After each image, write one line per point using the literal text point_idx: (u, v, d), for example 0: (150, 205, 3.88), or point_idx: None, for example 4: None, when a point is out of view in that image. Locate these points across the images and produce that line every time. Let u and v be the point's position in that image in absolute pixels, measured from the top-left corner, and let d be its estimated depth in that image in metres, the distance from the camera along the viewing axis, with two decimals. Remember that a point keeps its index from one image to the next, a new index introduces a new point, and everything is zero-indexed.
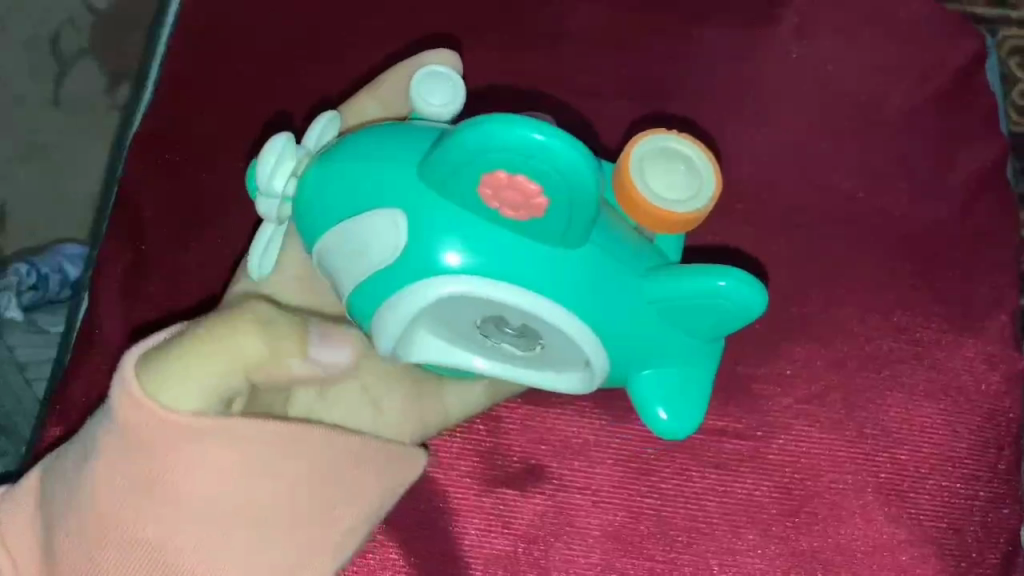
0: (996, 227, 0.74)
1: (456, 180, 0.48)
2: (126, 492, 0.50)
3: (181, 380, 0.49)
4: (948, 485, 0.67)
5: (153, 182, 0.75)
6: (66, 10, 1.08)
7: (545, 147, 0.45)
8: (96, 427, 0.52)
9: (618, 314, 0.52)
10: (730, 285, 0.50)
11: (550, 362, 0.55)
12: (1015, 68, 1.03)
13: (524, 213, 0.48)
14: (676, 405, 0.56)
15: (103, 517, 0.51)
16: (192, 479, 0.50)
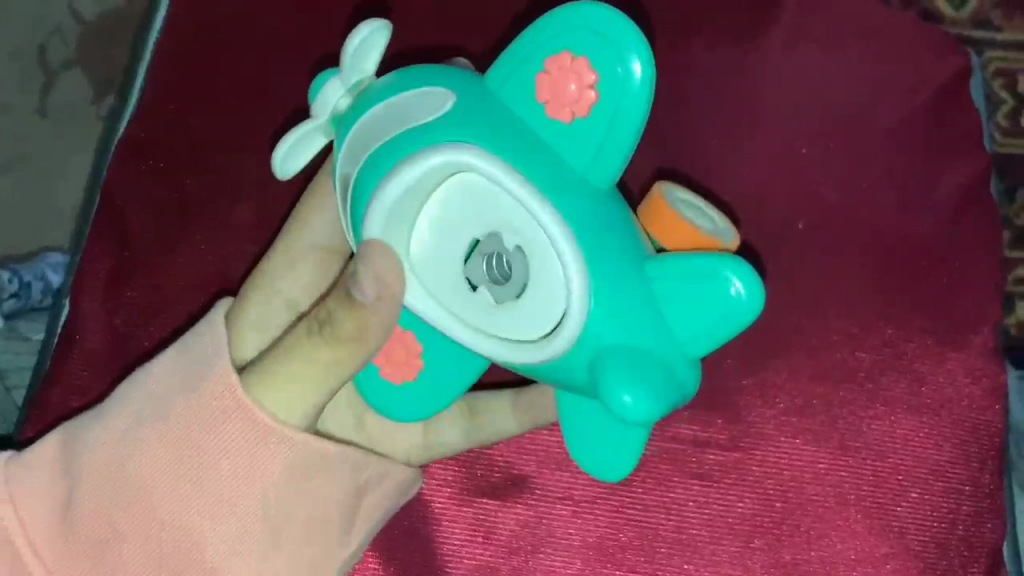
0: (981, 241, 0.75)
1: (522, 75, 0.47)
2: (174, 456, 0.46)
3: (276, 379, 0.45)
4: (932, 498, 0.67)
5: (136, 194, 0.76)
6: (55, 21, 1.07)
7: (629, 60, 0.46)
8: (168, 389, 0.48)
9: (619, 255, 0.45)
10: (745, 285, 0.45)
11: (525, 321, 0.46)
12: (999, 88, 1.03)
13: (572, 113, 0.46)
14: (648, 393, 0.43)
15: (138, 483, 0.46)
16: (244, 457, 0.45)
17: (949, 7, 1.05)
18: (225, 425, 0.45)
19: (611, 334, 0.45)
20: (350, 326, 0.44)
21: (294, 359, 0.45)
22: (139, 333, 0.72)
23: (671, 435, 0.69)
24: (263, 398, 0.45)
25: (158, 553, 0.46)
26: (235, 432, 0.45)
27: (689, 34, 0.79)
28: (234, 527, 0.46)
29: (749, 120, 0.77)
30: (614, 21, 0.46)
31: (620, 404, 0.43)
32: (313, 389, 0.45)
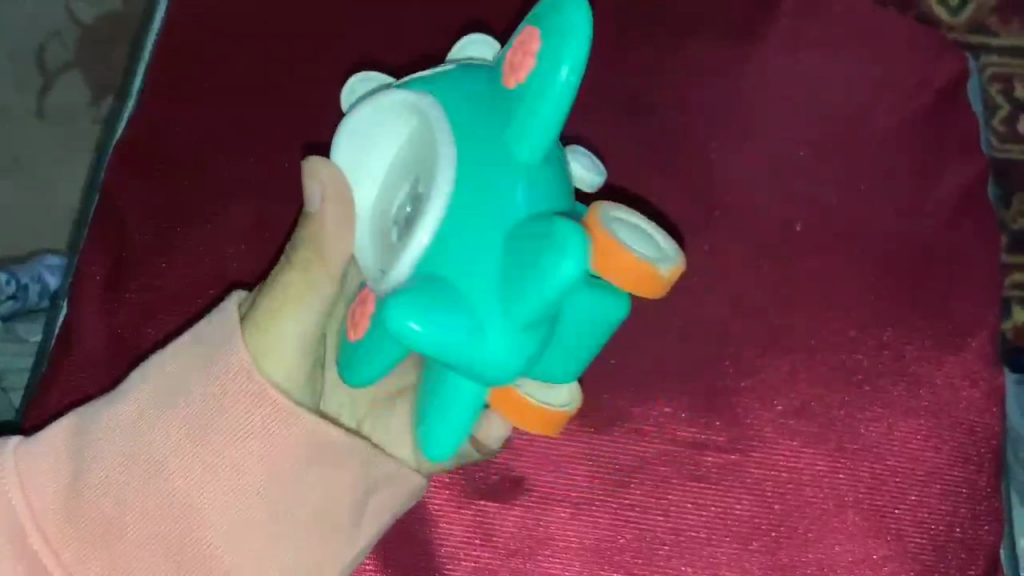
0: (979, 243, 0.75)
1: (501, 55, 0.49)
2: (196, 431, 0.49)
3: (263, 317, 0.51)
4: (930, 500, 0.67)
5: (133, 193, 0.76)
6: (55, 24, 1.08)
7: (563, 61, 0.45)
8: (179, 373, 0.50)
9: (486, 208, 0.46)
10: (573, 266, 0.43)
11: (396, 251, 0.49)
12: (996, 94, 1.04)
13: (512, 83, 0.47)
14: (433, 321, 0.44)
15: (158, 459, 0.49)
16: (265, 434, 0.49)
17: (944, 14, 1.06)
18: (249, 409, 0.49)
19: (448, 270, 0.46)
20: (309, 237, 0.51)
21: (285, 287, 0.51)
22: (136, 333, 0.71)
23: (668, 437, 0.69)
24: (261, 347, 0.50)
25: (172, 529, 0.48)
26: (261, 414, 0.49)
27: (685, 38, 0.80)
28: (245, 503, 0.49)
29: (746, 122, 0.77)
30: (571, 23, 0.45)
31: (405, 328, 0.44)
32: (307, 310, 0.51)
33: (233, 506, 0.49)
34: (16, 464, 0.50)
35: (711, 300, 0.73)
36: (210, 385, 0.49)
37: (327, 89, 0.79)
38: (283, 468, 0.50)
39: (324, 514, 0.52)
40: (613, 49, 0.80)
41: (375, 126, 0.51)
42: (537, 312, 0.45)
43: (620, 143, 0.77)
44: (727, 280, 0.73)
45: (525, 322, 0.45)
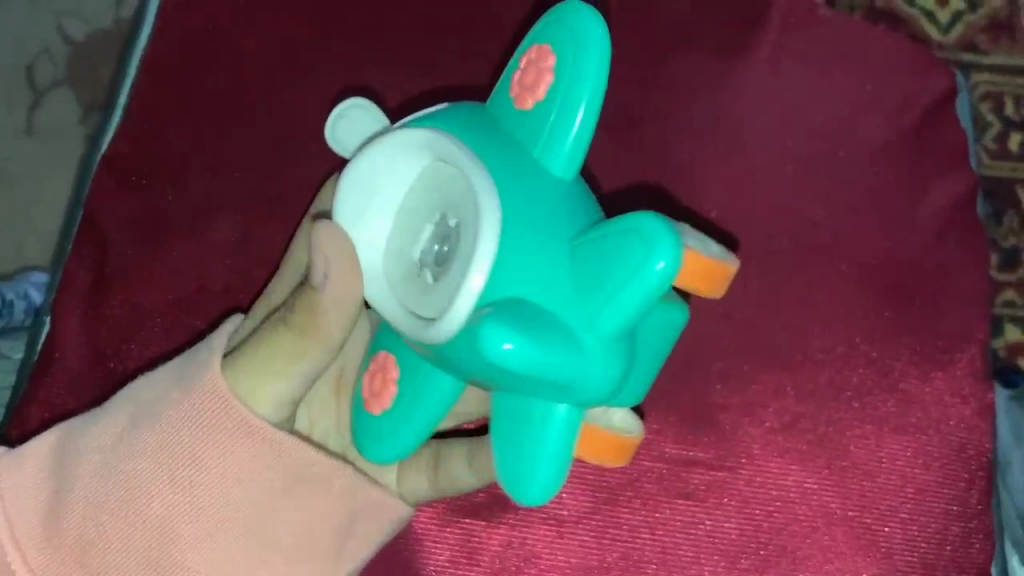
0: (970, 261, 0.75)
1: (507, 77, 0.50)
2: (172, 458, 0.47)
3: (241, 360, 0.48)
4: (919, 518, 0.67)
5: (118, 208, 0.75)
6: (43, 40, 1.07)
7: (585, 81, 0.47)
8: (160, 395, 0.50)
9: (543, 232, 0.46)
10: (662, 264, 0.44)
11: (441, 295, 0.46)
12: (986, 110, 1.03)
13: (534, 100, 0.48)
14: (520, 338, 0.43)
15: (132, 483, 0.47)
16: (243, 458, 0.48)
17: (935, 30, 1.05)
18: (226, 433, 0.47)
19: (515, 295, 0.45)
20: (302, 313, 0.47)
21: (273, 343, 0.48)
22: (122, 353, 0.72)
23: (656, 454, 0.68)
24: (241, 385, 0.48)
25: (142, 557, 0.47)
26: (238, 438, 0.47)
27: (676, 50, 0.79)
28: (217, 531, 0.47)
29: (736, 137, 0.77)
30: (589, 30, 0.48)
31: (494, 347, 0.42)
32: (282, 380, 0.48)
33: (204, 534, 0.47)
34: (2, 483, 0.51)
35: (700, 315, 0.72)
36: (180, 406, 0.48)
37: (313, 105, 0.78)
38: (259, 491, 0.48)
39: (304, 540, 0.51)
40: None
41: (380, 173, 0.48)
42: (631, 310, 0.45)
43: (609, 158, 0.76)
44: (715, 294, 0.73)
45: (613, 332, 0.46)
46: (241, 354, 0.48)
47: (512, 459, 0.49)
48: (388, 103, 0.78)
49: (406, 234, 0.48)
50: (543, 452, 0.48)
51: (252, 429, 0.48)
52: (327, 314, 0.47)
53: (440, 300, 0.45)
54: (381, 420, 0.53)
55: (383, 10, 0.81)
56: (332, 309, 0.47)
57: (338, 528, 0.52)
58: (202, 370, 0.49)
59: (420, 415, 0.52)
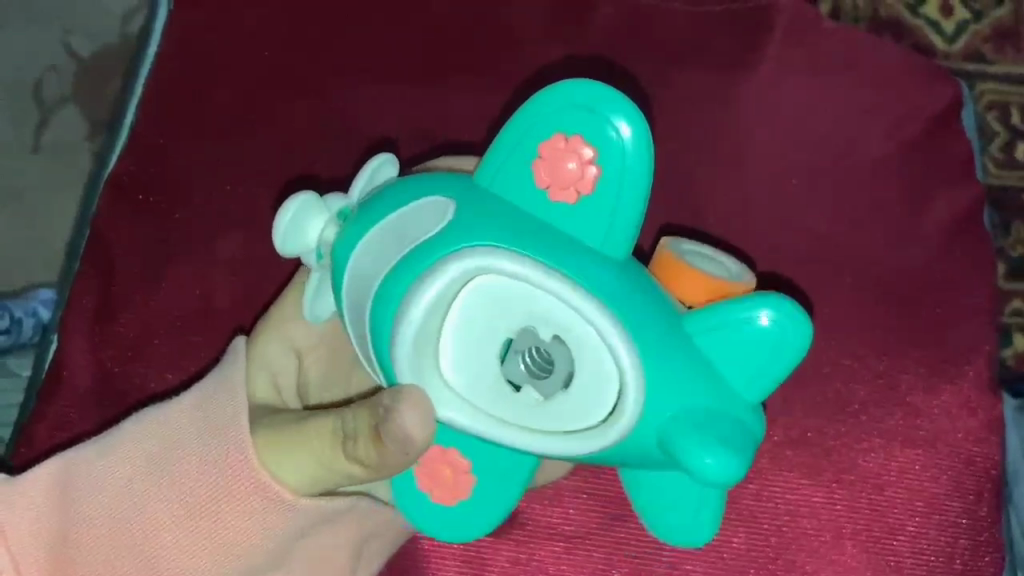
0: (976, 272, 0.74)
1: (517, 162, 0.49)
2: (193, 521, 0.47)
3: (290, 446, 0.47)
4: (929, 531, 0.67)
5: (125, 229, 0.76)
6: (50, 57, 1.07)
7: (628, 130, 0.48)
8: (175, 445, 0.49)
9: (665, 326, 0.46)
10: (773, 318, 0.46)
11: (569, 416, 0.47)
12: (992, 120, 1.02)
13: (577, 194, 0.48)
14: (729, 454, 0.44)
15: (149, 541, 0.47)
16: (265, 531, 0.47)
17: (941, 40, 1.04)
18: (252, 507, 0.46)
19: (667, 401, 0.45)
20: (367, 455, 0.44)
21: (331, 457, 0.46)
22: (131, 371, 0.72)
23: None
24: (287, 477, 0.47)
25: None
26: (261, 510, 0.47)
27: (679, 65, 0.79)
28: None
29: (739, 153, 0.77)
30: (619, 109, 0.48)
31: (701, 465, 0.44)
32: (331, 479, 0.47)
33: None
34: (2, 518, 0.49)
35: None
36: (202, 467, 0.47)
37: (315, 122, 0.78)
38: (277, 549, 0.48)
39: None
40: (604, 78, 0.79)
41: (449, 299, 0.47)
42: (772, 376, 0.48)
43: None
44: None
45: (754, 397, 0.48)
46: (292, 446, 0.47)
47: (670, 516, 0.52)
48: (391, 119, 0.78)
49: (478, 363, 0.47)
50: (707, 515, 0.52)
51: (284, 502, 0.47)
52: (392, 462, 0.44)
53: (568, 419, 0.47)
54: (461, 505, 0.54)
55: (386, 23, 0.80)
56: (398, 459, 0.44)
57: (348, 556, 0.54)
58: (228, 435, 0.48)
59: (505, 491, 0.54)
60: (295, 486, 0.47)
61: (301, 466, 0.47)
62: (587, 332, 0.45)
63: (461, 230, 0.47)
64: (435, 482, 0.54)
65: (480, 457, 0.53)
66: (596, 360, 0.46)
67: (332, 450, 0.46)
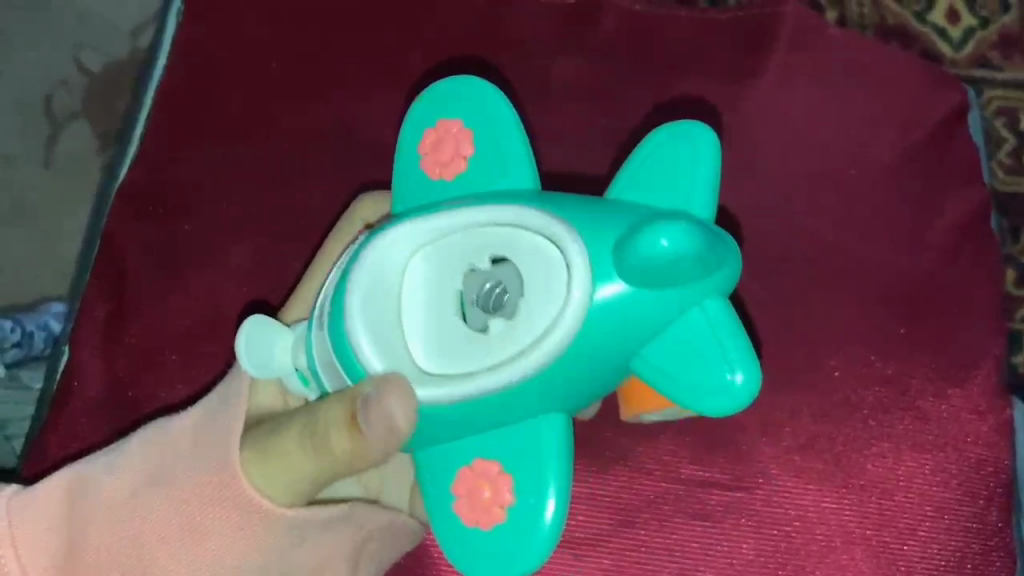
0: (983, 276, 0.74)
1: (412, 173, 0.54)
2: (200, 537, 0.47)
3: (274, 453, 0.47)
4: (939, 535, 0.66)
5: (133, 239, 0.76)
6: (60, 72, 1.08)
7: (489, 98, 0.53)
8: (181, 463, 0.48)
9: (583, 201, 0.48)
10: (685, 148, 0.50)
11: (541, 311, 0.45)
12: (999, 127, 1.02)
13: (464, 160, 0.52)
14: (680, 222, 0.44)
15: (157, 557, 0.47)
16: (271, 534, 0.47)
17: (947, 47, 1.04)
18: (256, 514, 0.47)
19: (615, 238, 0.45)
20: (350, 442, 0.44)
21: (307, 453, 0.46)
22: (141, 384, 0.73)
23: (671, 475, 0.68)
24: (270, 487, 0.47)
25: None
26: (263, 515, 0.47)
27: (684, 75, 0.80)
28: None
29: (744, 160, 0.77)
30: (469, 83, 0.53)
31: (658, 240, 0.44)
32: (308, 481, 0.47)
33: None
34: (11, 525, 0.48)
35: None
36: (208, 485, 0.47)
37: (324, 133, 0.79)
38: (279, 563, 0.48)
39: None
40: (610, 88, 0.80)
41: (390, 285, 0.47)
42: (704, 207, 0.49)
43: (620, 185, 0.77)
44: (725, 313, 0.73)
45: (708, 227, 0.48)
46: (268, 452, 0.47)
47: (702, 379, 0.47)
48: (398, 128, 0.79)
49: (445, 322, 0.47)
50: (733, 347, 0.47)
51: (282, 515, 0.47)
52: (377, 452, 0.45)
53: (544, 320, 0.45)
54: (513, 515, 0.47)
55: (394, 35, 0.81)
56: (380, 447, 0.44)
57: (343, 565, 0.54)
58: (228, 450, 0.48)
59: (549, 472, 0.47)
60: (271, 495, 0.47)
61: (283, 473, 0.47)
62: (515, 238, 0.46)
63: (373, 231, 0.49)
64: (471, 497, 0.48)
65: (503, 435, 0.48)
66: (536, 250, 0.46)
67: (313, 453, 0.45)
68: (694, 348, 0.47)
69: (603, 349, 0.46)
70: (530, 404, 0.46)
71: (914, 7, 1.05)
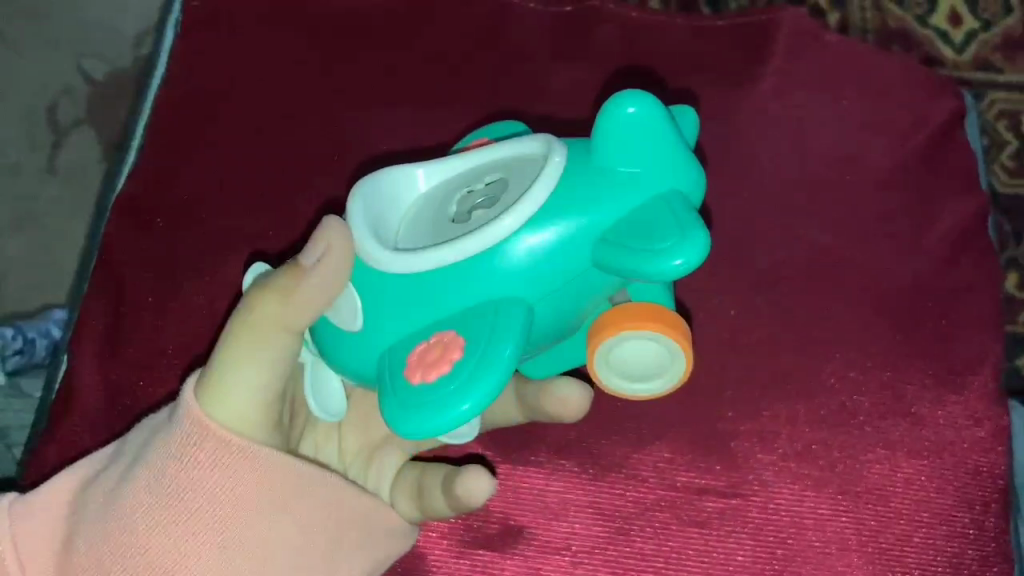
0: (980, 282, 0.74)
1: None
2: (168, 496, 0.49)
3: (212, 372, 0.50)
4: (935, 541, 0.66)
5: (131, 247, 0.77)
6: (64, 80, 1.09)
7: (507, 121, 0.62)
8: (155, 436, 0.51)
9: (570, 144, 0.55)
10: None
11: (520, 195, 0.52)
12: (1003, 129, 1.01)
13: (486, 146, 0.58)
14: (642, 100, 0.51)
15: (133, 522, 0.49)
16: (242, 483, 0.50)
17: (950, 51, 1.04)
18: (225, 461, 0.49)
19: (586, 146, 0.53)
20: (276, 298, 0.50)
21: (246, 326, 0.50)
22: (138, 390, 0.72)
23: (669, 483, 0.68)
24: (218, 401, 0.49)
25: None
26: (233, 466, 0.50)
27: (679, 82, 0.80)
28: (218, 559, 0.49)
29: (740, 166, 0.78)
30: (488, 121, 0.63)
31: (621, 106, 0.50)
32: (255, 372, 0.50)
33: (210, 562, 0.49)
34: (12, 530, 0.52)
35: (707, 345, 0.73)
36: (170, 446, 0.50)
37: (323, 139, 0.79)
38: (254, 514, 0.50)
39: (302, 554, 0.52)
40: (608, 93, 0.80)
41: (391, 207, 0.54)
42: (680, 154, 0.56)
43: None
44: (721, 318, 0.73)
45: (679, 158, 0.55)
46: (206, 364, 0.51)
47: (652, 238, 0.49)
48: (395, 135, 0.79)
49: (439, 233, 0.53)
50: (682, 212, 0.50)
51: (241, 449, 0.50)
52: (305, 305, 0.50)
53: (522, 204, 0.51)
54: (461, 369, 0.48)
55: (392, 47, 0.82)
56: (308, 300, 0.50)
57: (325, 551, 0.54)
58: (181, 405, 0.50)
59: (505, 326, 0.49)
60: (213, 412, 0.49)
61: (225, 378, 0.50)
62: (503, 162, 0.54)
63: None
64: (424, 359, 0.49)
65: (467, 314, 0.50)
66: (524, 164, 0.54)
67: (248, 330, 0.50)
68: (649, 224, 0.50)
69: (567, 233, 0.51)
70: (492, 280, 0.50)
71: (917, 10, 1.06)
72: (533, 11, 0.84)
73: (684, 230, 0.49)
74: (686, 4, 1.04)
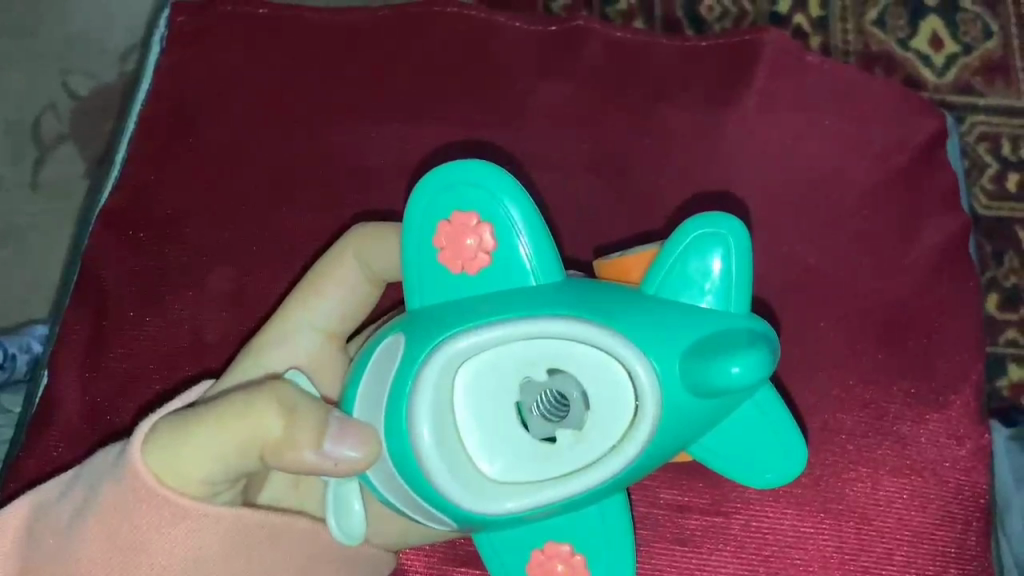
0: (963, 302, 0.75)
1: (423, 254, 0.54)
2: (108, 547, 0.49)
3: (170, 439, 0.48)
4: (916, 560, 0.68)
5: (115, 259, 0.76)
6: (48, 95, 1.08)
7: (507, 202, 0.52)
8: (106, 476, 0.50)
9: (633, 307, 0.49)
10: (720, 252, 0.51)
11: (593, 430, 0.48)
12: (982, 152, 1.03)
13: (462, 267, 0.52)
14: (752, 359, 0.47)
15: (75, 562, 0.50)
16: (182, 541, 0.49)
17: (930, 73, 1.04)
18: (163, 519, 0.48)
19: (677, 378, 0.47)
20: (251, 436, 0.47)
21: (215, 430, 0.47)
22: (121, 405, 0.73)
23: (650, 500, 0.69)
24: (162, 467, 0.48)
25: None
26: (170, 526, 0.48)
27: (666, 100, 0.80)
28: None
29: (725, 185, 0.78)
30: (485, 173, 0.52)
31: (725, 372, 0.46)
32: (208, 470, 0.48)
33: None
34: None
35: None
36: (113, 498, 0.49)
37: (309, 158, 0.79)
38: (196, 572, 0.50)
39: None
40: (594, 115, 0.80)
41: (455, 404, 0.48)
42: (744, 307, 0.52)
43: (602, 211, 0.78)
44: None
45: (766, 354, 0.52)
46: (166, 424, 0.48)
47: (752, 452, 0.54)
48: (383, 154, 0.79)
49: (504, 439, 0.48)
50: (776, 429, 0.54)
51: (187, 515, 0.48)
52: (292, 465, 0.47)
53: (603, 440, 0.48)
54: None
55: (379, 62, 0.82)
56: (288, 455, 0.47)
57: None
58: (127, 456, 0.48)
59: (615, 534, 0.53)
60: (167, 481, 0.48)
61: (179, 464, 0.47)
62: (580, 349, 0.47)
63: (420, 335, 0.49)
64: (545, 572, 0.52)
65: (576, 533, 0.52)
66: (597, 363, 0.47)
67: (213, 446, 0.47)
68: (743, 438, 0.54)
69: (658, 456, 0.50)
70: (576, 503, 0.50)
71: (898, 33, 1.05)
72: (518, 31, 0.83)
73: (777, 454, 0.55)
74: (670, 25, 1.04)
